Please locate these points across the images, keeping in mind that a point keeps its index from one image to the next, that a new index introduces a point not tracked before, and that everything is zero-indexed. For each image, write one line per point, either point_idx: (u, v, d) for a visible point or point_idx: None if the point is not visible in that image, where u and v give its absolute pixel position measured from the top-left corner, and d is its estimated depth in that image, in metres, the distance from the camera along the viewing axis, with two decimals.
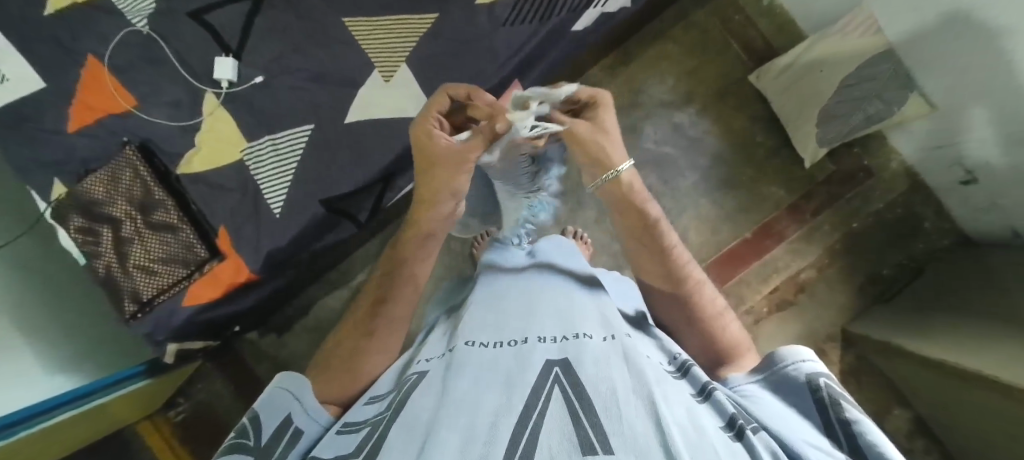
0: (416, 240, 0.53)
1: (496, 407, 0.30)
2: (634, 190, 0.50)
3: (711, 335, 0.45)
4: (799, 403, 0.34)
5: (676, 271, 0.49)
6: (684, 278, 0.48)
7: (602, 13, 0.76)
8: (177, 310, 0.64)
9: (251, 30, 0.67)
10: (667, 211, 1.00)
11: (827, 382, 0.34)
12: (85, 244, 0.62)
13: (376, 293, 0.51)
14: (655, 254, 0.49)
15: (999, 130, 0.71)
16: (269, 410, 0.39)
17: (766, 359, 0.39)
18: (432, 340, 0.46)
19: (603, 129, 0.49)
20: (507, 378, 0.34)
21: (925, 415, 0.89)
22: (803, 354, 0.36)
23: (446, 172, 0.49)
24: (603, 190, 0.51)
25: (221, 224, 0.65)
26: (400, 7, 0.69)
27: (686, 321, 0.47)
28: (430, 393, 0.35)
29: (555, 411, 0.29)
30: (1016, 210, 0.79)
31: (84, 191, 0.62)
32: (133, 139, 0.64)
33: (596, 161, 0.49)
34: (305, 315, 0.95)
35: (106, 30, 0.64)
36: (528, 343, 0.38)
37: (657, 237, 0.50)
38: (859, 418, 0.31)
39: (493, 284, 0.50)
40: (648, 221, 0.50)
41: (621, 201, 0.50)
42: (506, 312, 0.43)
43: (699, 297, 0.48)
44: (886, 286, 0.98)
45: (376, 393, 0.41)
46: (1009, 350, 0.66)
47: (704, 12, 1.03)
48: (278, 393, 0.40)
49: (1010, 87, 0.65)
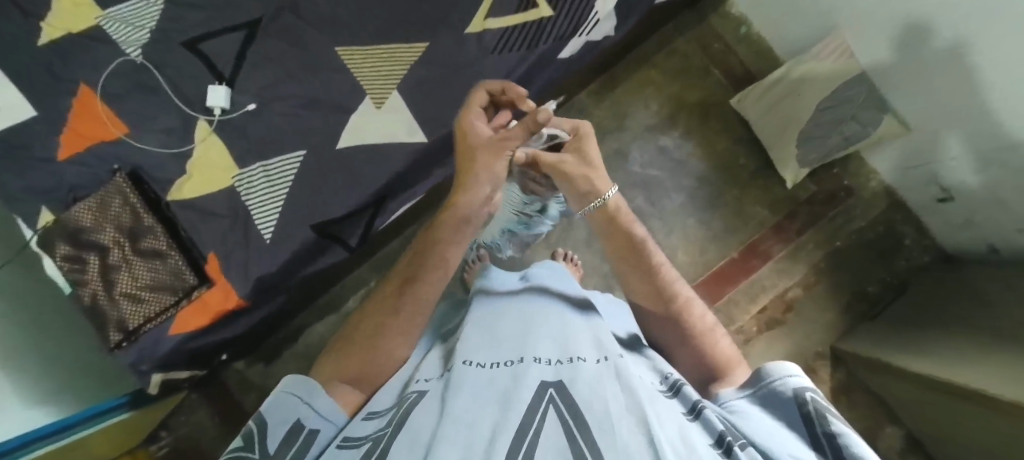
0: (451, 226, 0.52)
1: (493, 426, 0.30)
2: (620, 214, 0.53)
3: (702, 352, 0.45)
4: (785, 416, 0.35)
5: (666, 289, 0.49)
6: (673, 297, 0.49)
7: (588, 41, 0.78)
8: (163, 338, 0.63)
9: (245, 58, 0.68)
10: (656, 232, 1.01)
11: (813, 396, 0.35)
12: (71, 272, 0.61)
13: (405, 274, 0.50)
14: (641, 272, 0.50)
15: (970, 150, 0.74)
16: (278, 418, 0.37)
17: (754, 375, 0.38)
18: (428, 360, 0.46)
19: (588, 168, 0.53)
20: (504, 396, 0.34)
21: (917, 433, 0.90)
22: (789, 369, 0.36)
23: (487, 158, 0.51)
24: (592, 217, 0.53)
25: (210, 251, 0.65)
26: (392, 37, 0.71)
27: (677, 339, 0.47)
28: (428, 411, 0.34)
29: (551, 429, 0.30)
30: (993, 226, 0.82)
31: (73, 218, 0.62)
32: (123, 167, 0.65)
33: (582, 192, 0.52)
34: (294, 342, 0.94)
35: (100, 59, 0.65)
36: (524, 363, 0.38)
37: (643, 255, 0.51)
38: (844, 431, 0.32)
39: (488, 306, 0.50)
40: (635, 241, 0.51)
41: (609, 224, 0.52)
42: (501, 334, 0.43)
43: (688, 316, 0.48)
44: (870, 303, 1.00)
45: (376, 408, 0.40)
46: (993, 362, 0.68)
47: (686, 39, 1.06)
48: (283, 400, 0.38)
49: (980, 107, 0.68)
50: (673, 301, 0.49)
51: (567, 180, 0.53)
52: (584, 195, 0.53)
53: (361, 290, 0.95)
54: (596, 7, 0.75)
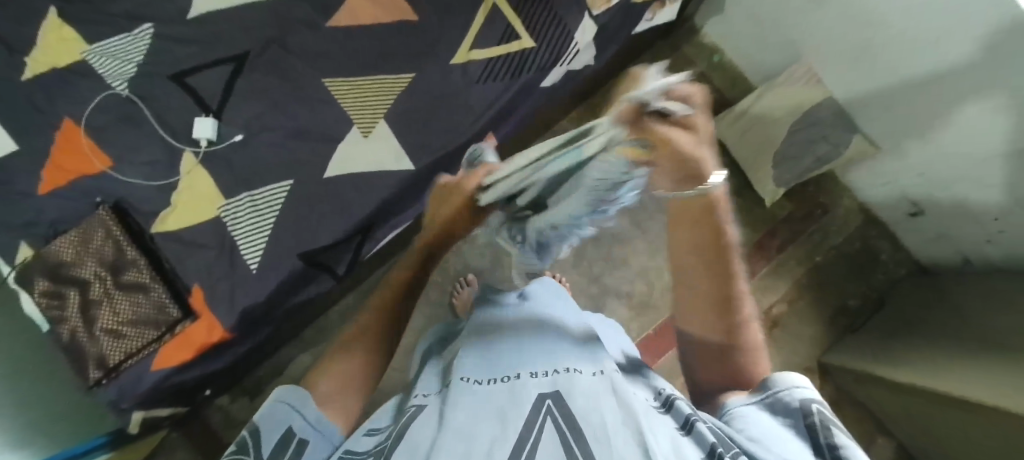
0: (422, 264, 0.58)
1: (491, 439, 0.31)
2: (715, 210, 0.40)
3: (741, 365, 0.41)
4: (786, 424, 0.34)
5: (736, 299, 0.42)
6: (739, 310, 0.42)
7: (569, 70, 0.80)
8: (144, 374, 0.61)
9: (232, 91, 0.69)
10: (642, 253, 1.01)
11: (820, 408, 0.34)
12: (49, 308, 0.60)
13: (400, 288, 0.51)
14: (716, 272, 0.42)
15: (936, 167, 0.79)
16: (268, 424, 0.38)
17: (759, 386, 0.38)
18: (426, 377, 0.45)
19: (701, 148, 0.33)
20: (501, 409, 0.34)
21: (907, 441, 0.91)
22: (796, 381, 0.36)
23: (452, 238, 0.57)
24: (675, 200, 0.39)
25: (194, 283, 0.64)
26: (377, 68, 0.72)
27: (720, 348, 0.42)
28: (427, 425, 0.34)
29: (547, 440, 0.30)
30: (963, 238, 0.85)
31: (53, 252, 0.61)
32: (106, 200, 0.64)
33: (680, 176, 0.34)
34: (279, 375, 0.91)
35: (85, 94, 0.65)
36: (521, 378, 0.38)
37: (727, 260, 0.42)
38: (847, 444, 0.31)
39: (486, 323, 0.50)
40: (724, 247, 0.41)
41: (700, 218, 0.40)
42: (500, 350, 0.43)
43: (745, 331, 0.42)
44: (852, 317, 1.03)
45: (376, 425, 0.40)
46: (973, 371, 0.70)
47: (663, 66, 1.10)
48: (276, 408, 0.39)
49: (946, 125, 0.72)
50: (736, 320, 0.42)
51: (664, 164, 0.33)
52: (683, 182, 0.35)
53: (349, 318, 0.94)
54: (576, 39, 0.77)
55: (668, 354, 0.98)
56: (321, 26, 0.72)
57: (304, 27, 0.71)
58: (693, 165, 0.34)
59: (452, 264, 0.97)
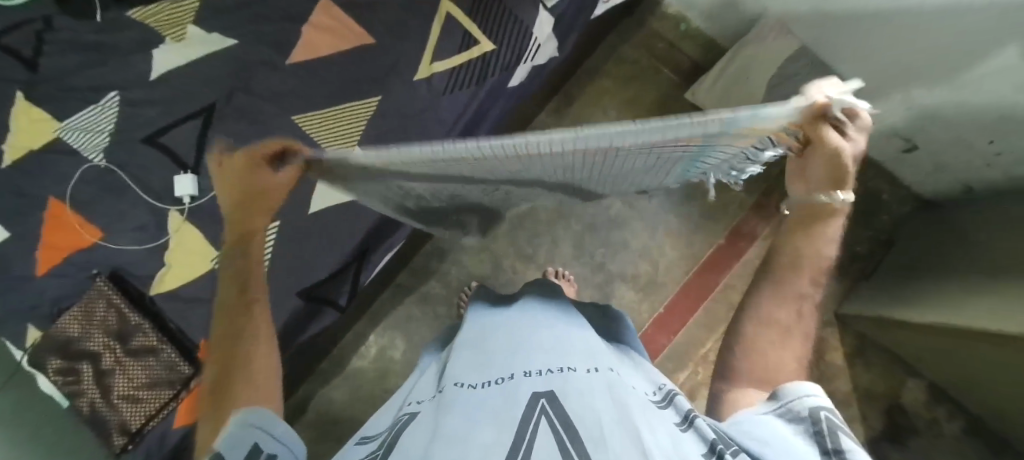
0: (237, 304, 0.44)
1: (487, 443, 0.30)
2: (833, 220, 0.41)
3: (772, 352, 0.40)
4: (794, 430, 0.33)
5: (794, 300, 0.42)
6: (794, 312, 0.42)
7: (534, 66, 0.79)
8: (167, 434, 0.63)
9: (205, 145, 0.69)
10: (640, 234, 1.01)
11: (828, 416, 0.33)
12: (65, 384, 0.63)
13: (233, 318, 0.43)
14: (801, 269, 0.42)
15: (915, 102, 0.77)
16: (232, 450, 0.35)
17: (772, 395, 0.37)
18: (423, 383, 0.46)
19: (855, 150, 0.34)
20: (496, 412, 0.33)
21: (940, 381, 0.92)
22: (805, 390, 0.35)
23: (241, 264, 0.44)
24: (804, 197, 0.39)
25: (201, 338, 0.65)
26: (341, 98, 0.72)
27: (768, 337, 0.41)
28: (419, 434, 0.34)
29: (543, 442, 0.29)
30: (960, 166, 0.83)
31: (60, 330, 0.63)
32: (102, 269, 0.66)
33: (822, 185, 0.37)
34: (306, 410, 0.92)
35: (64, 171, 0.66)
36: (515, 379, 0.37)
37: (811, 263, 0.42)
38: (852, 448, 0.30)
39: (481, 323, 0.50)
40: (818, 257, 0.42)
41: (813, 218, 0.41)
42: (491, 351, 0.43)
43: (793, 330, 0.41)
44: (864, 262, 1.01)
45: (368, 433, 0.40)
46: (989, 301, 0.69)
47: (630, 44, 1.08)
48: (243, 431, 0.36)
49: (922, 61, 0.70)
50: (794, 319, 0.42)
51: (814, 158, 0.35)
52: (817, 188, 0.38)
53: (364, 343, 0.95)
54: (535, 35, 0.76)
55: (684, 329, 0.98)
56: (282, 65, 0.72)
57: (265, 68, 0.71)
58: (838, 160, 0.33)
59: (455, 276, 0.98)
